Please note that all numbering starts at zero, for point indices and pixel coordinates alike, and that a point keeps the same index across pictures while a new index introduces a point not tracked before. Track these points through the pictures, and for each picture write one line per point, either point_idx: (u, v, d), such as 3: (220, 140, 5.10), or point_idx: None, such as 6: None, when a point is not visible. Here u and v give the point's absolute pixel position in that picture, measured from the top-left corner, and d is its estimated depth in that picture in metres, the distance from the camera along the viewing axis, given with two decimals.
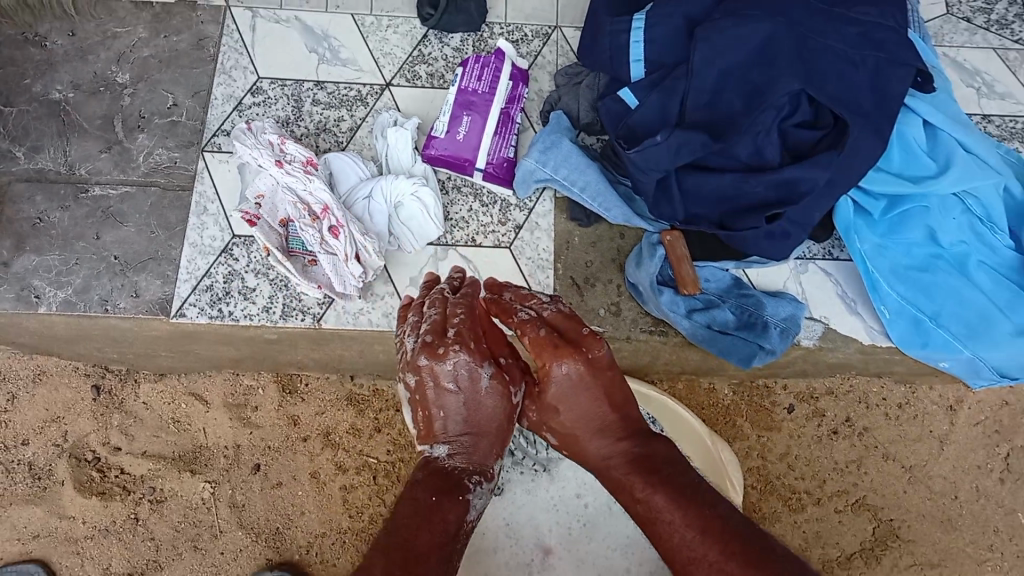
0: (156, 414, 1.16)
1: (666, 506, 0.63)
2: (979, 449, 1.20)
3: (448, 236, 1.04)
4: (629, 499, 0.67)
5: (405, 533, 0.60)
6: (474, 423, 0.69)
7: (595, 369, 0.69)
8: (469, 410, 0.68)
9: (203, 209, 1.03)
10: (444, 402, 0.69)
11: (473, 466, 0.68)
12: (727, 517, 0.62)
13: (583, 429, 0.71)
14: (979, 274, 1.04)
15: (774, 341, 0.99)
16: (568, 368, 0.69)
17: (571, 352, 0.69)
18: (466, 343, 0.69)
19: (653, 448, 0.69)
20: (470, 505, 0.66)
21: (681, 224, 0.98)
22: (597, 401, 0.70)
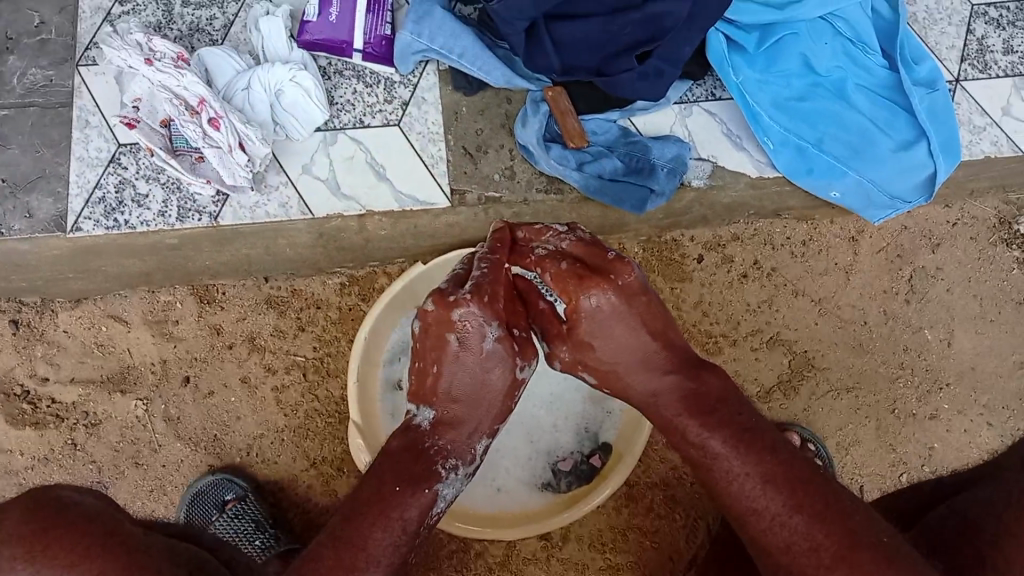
0: (79, 341, 1.16)
1: (723, 451, 0.72)
2: (884, 275, 1.25)
3: (336, 119, 1.05)
4: (686, 442, 0.76)
5: (362, 523, 0.72)
6: (465, 385, 0.82)
7: (627, 301, 0.80)
8: (464, 367, 0.82)
9: (86, 123, 1.02)
10: (454, 362, 0.82)
11: (451, 453, 0.81)
12: (791, 464, 0.70)
13: (622, 360, 0.82)
14: (856, 97, 1.07)
15: (661, 182, 1.02)
16: (596, 300, 0.80)
17: (597, 281, 0.80)
18: (478, 300, 0.81)
19: (705, 383, 0.78)
20: (435, 497, 0.77)
21: (557, 77, 0.99)
22: (639, 332, 0.81)
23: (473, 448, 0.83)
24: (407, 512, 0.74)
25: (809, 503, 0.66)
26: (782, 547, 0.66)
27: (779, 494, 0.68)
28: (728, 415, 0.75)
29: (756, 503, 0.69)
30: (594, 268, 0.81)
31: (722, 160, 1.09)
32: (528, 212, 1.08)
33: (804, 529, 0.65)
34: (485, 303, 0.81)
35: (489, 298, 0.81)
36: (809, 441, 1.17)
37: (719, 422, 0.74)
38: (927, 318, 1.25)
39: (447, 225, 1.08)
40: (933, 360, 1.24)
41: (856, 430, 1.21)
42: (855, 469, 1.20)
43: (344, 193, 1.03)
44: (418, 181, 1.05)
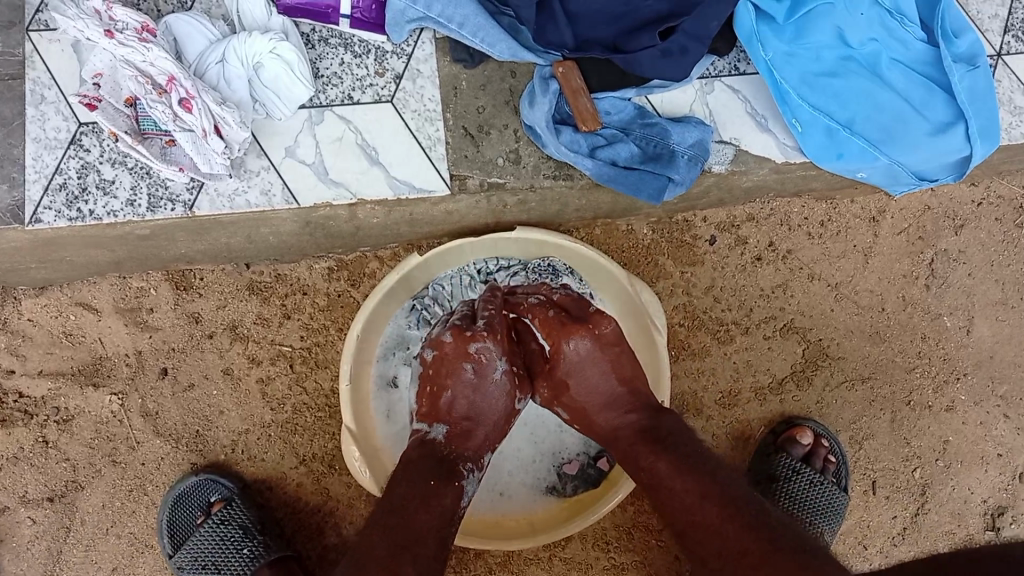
0: (45, 330, 1.07)
1: (670, 473, 0.73)
2: (904, 258, 1.19)
3: (321, 95, 0.95)
4: (637, 466, 0.77)
5: (405, 513, 0.69)
6: (478, 406, 0.81)
7: (604, 348, 0.83)
8: (477, 391, 0.81)
9: (41, 98, 0.91)
10: (465, 386, 0.81)
11: (468, 458, 0.79)
12: (729, 484, 0.71)
13: (593, 402, 0.83)
14: (891, 73, 0.98)
15: (682, 171, 0.94)
16: (580, 346, 0.83)
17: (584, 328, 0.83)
18: (490, 336, 0.83)
19: (659, 420, 0.79)
20: (463, 491, 0.76)
21: (570, 54, 0.90)
22: (608, 375, 0.83)
23: (483, 459, 0.81)
24: (446, 496, 0.73)
25: (741, 516, 0.67)
26: (715, 555, 0.66)
27: (714, 506, 0.69)
28: (676, 443, 0.76)
29: (692, 516, 0.69)
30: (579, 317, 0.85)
31: (746, 143, 1.00)
32: (534, 199, 0.99)
33: (734, 535, 0.66)
34: (498, 338, 0.83)
35: (500, 336, 0.84)
36: (823, 437, 1.12)
37: (665, 446, 0.76)
38: (947, 304, 1.19)
39: (445, 213, 0.99)
40: (952, 349, 1.19)
41: (870, 423, 1.16)
42: (868, 463, 1.15)
43: (332, 179, 0.94)
44: (414, 166, 0.95)
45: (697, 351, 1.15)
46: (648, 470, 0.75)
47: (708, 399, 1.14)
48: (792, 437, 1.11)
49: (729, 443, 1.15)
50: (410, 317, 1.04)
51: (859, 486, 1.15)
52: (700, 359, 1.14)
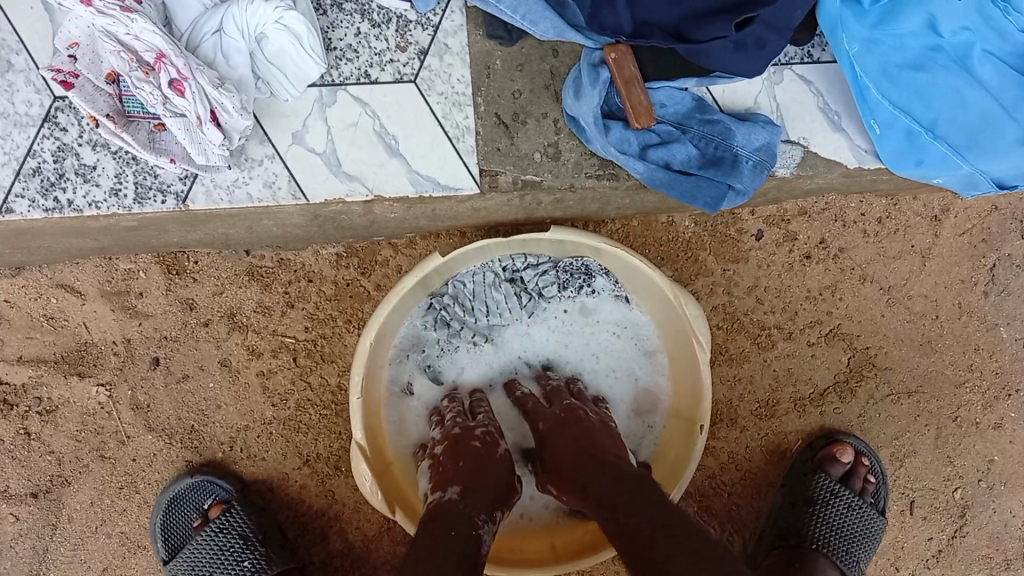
0: (25, 313, 0.97)
1: (613, 493, 0.60)
2: (964, 262, 1.09)
3: (334, 72, 0.82)
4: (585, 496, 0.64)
5: (421, 558, 0.58)
6: (480, 462, 0.72)
7: (560, 412, 0.80)
8: (478, 453, 0.74)
9: (8, 65, 0.79)
10: (467, 450, 0.75)
11: (482, 504, 0.67)
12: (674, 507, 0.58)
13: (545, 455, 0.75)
14: (983, 69, 0.85)
15: (745, 178, 0.82)
16: (546, 410, 0.81)
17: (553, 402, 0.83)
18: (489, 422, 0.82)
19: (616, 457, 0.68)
20: (483, 537, 0.63)
21: (627, 41, 0.77)
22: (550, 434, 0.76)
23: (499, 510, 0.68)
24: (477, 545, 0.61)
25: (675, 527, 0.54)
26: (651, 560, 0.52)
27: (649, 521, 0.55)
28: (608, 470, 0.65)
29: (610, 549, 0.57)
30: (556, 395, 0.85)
31: (815, 145, 0.89)
32: (572, 198, 0.88)
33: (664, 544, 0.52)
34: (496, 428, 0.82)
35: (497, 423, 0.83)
36: (863, 455, 1.05)
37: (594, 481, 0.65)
38: (1005, 313, 1.10)
39: (471, 209, 0.88)
40: (1006, 362, 1.10)
41: (913, 440, 1.08)
42: (907, 482, 1.08)
43: (346, 171, 0.82)
44: (440, 159, 0.83)
45: (735, 356, 1.06)
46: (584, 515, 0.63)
47: (744, 409, 1.06)
48: (831, 456, 1.03)
49: (762, 457, 1.07)
50: (427, 317, 0.94)
51: (895, 505, 1.08)
52: (738, 365, 1.06)
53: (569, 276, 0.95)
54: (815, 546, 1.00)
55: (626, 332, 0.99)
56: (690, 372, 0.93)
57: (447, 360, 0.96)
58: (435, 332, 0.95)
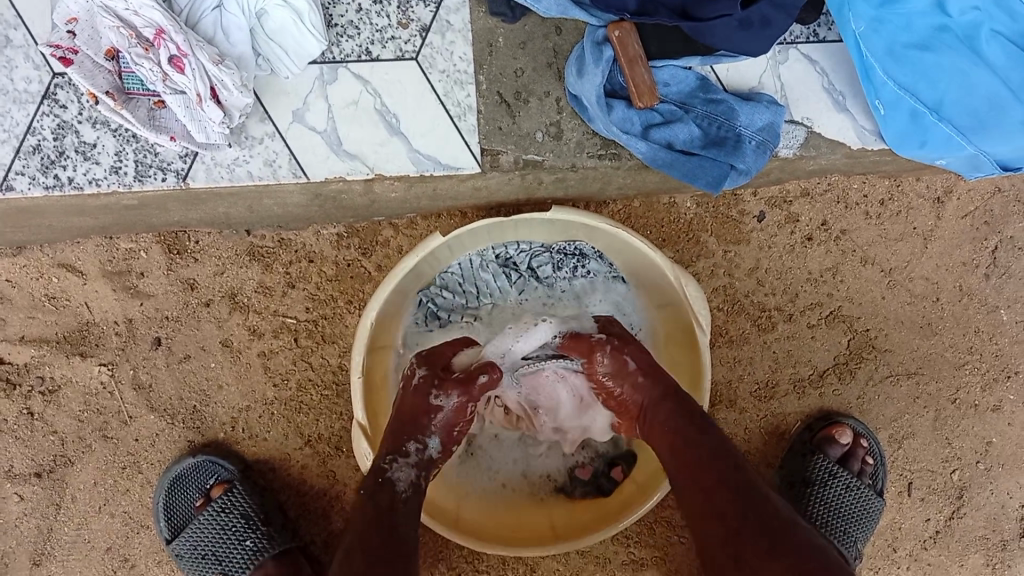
0: (27, 293, 0.97)
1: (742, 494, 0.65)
2: (966, 244, 1.09)
3: (335, 49, 0.82)
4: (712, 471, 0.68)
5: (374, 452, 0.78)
6: (411, 399, 0.80)
7: (648, 366, 0.80)
8: (418, 386, 0.81)
9: (6, 41, 0.78)
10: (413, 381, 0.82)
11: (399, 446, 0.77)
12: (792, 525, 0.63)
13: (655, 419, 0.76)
14: (990, 49, 0.84)
15: (747, 159, 0.82)
16: (635, 361, 0.80)
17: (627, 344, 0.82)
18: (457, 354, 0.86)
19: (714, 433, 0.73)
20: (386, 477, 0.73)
21: (631, 18, 0.77)
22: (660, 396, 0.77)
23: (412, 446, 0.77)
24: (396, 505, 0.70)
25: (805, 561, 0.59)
26: None
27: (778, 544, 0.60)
28: (744, 468, 0.67)
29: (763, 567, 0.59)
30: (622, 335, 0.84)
31: (820, 125, 0.88)
32: (574, 177, 0.88)
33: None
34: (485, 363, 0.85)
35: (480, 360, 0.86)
36: (862, 437, 1.04)
37: (731, 480, 0.66)
38: (1006, 296, 1.10)
39: (473, 188, 0.88)
40: (1006, 345, 1.10)
41: (912, 421, 1.09)
42: (906, 463, 1.08)
43: (346, 150, 0.82)
44: (442, 138, 0.83)
45: (735, 338, 1.06)
46: (720, 516, 0.64)
47: (743, 390, 1.06)
48: (829, 437, 1.03)
49: (760, 438, 1.07)
50: (419, 312, 0.96)
51: (893, 486, 1.08)
52: (738, 346, 1.06)
53: (563, 257, 0.97)
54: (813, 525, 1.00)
55: (621, 319, 0.99)
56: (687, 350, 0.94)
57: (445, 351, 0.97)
58: (431, 323, 0.96)
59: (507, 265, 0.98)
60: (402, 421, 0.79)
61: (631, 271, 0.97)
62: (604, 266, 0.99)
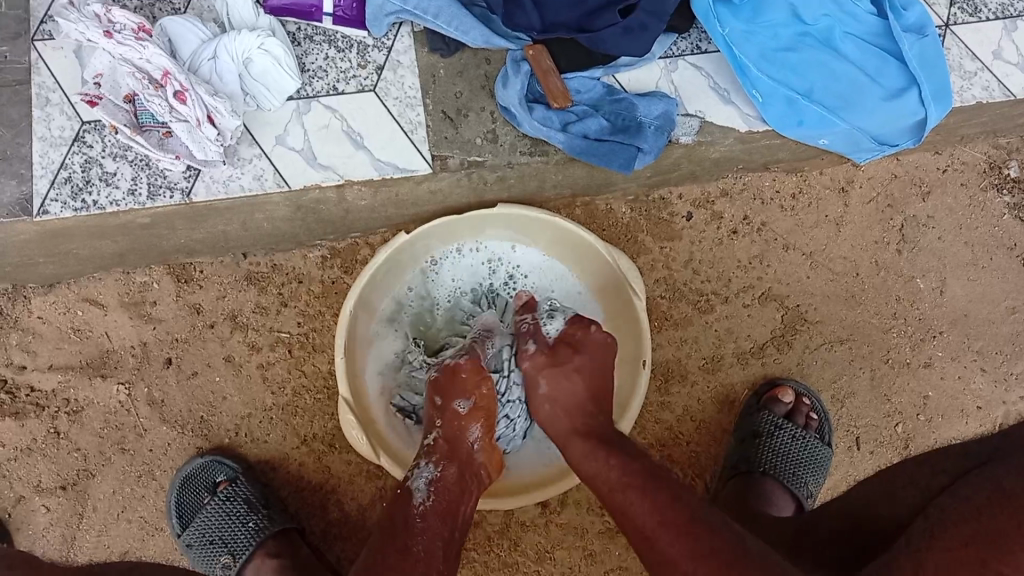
0: (55, 326, 1.10)
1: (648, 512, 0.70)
2: (875, 225, 1.23)
3: (308, 87, 1.00)
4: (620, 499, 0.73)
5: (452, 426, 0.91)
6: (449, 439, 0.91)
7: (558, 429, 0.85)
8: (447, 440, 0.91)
9: (46, 101, 0.98)
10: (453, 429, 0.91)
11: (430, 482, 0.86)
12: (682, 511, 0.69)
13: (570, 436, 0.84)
14: (846, 46, 1.03)
15: (649, 140, 1.01)
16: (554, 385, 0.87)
17: (581, 371, 0.88)
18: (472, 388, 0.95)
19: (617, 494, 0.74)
20: (414, 489, 0.85)
21: (540, 36, 0.94)
22: (577, 440, 0.82)
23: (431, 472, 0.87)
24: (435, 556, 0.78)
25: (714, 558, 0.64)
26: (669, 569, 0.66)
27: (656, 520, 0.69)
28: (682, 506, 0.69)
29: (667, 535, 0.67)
30: (564, 353, 0.89)
31: (710, 116, 1.07)
32: (512, 175, 1.06)
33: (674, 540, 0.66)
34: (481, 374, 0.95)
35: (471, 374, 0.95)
36: (804, 396, 1.19)
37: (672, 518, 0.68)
38: (920, 267, 1.24)
39: (429, 192, 1.06)
40: (926, 309, 1.24)
41: (850, 383, 1.22)
42: (851, 421, 1.22)
43: (320, 163, 1.00)
44: (397, 150, 1.01)
45: (679, 321, 1.19)
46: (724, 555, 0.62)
47: (692, 365, 1.19)
48: (774, 397, 1.18)
49: (713, 407, 1.20)
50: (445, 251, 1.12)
51: (843, 442, 1.22)
52: (682, 329, 1.19)
53: (560, 276, 1.14)
54: (764, 470, 1.14)
55: None
56: (626, 390, 1.08)
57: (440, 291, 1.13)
58: (441, 263, 1.12)
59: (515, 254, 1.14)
60: (456, 484, 0.87)
61: (611, 309, 1.12)
62: (586, 286, 1.14)
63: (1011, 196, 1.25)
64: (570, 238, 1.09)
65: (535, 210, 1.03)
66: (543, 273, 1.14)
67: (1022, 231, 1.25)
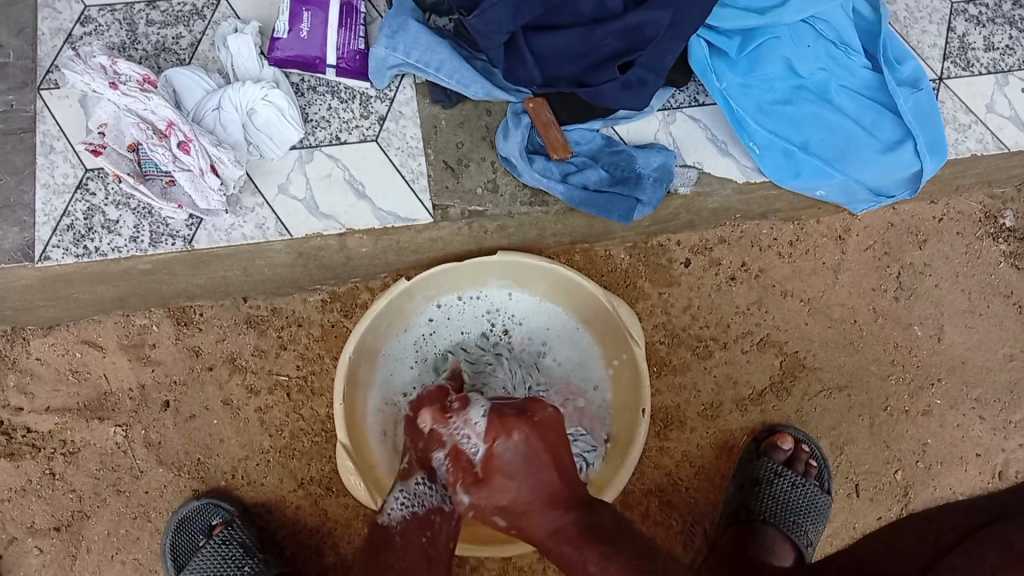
0: (53, 367, 1.10)
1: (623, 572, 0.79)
2: (872, 273, 1.23)
3: (311, 137, 1.01)
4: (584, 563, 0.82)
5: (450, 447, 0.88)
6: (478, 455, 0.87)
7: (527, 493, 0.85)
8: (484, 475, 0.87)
9: (51, 148, 0.99)
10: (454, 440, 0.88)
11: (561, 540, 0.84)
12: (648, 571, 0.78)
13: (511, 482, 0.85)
14: (841, 99, 1.04)
15: (648, 192, 1.02)
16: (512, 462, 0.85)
17: (538, 446, 0.85)
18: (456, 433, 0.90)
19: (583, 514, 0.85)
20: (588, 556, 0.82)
21: (538, 90, 0.96)
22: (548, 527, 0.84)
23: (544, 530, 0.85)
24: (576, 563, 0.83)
25: None
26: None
27: None
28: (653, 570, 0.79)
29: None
30: (516, 423, 0.85)
31: (708, 166, 1.08)
32: (512, 223, 1.07)
33: None
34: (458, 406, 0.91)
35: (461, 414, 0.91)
36: (803, 443, 1.19)
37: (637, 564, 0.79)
38: (917, 314, 1.24)
39: (429, 239, 1.07)
40: (924, 357, 1.24)
41: (849, 429, 1.23)
42: (850, 467, 1.22)
43: (322, 212, 1.01)
44: (399, 198, 1.02)
45: (678, 367, 1.19)
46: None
47: (690, 411, 1.19)
48: (773, 445, 1.18)
49: (712, 453, 1.20)
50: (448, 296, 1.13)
51: (843, 489, 1.22)
52: (680, 375, 1.19)
53: (560, 323, 1.14)
54: (765, 518, 1.15)
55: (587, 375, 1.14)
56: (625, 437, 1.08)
57: (443, 335, 1.13)
58: (442, 307, 1.13)
59: (517, 299, 1.14)
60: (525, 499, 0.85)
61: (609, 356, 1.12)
62: (585, 332, 1.14)
63: (1008, 243, 1.26)
64: (570, 284, 1.09)
65: (538, 258, 1.04)
66: (544, 318, 1.14)
67: (1019, 280, 1.26)
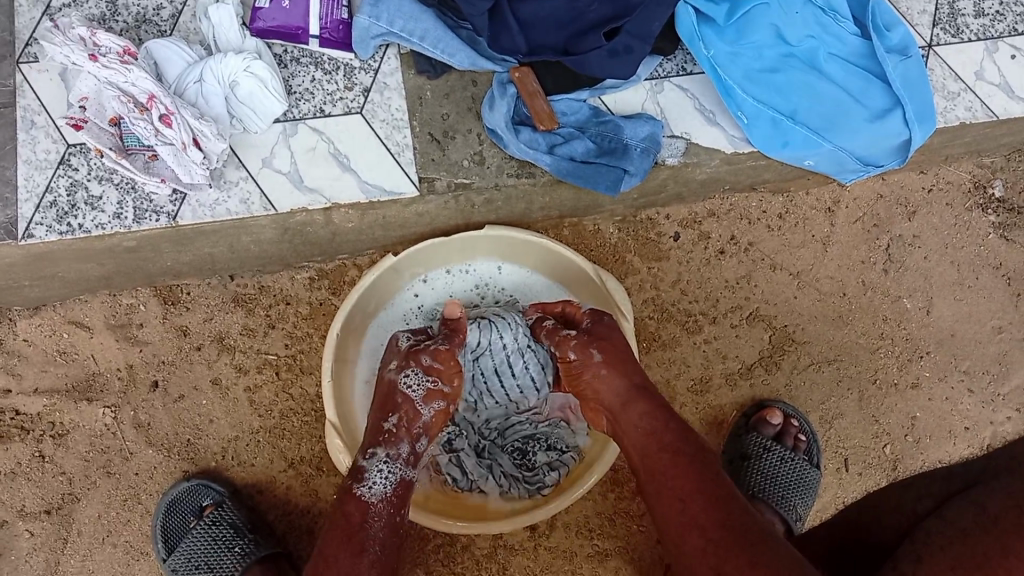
0: (41, 349, 1.09)
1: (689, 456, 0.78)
2: (862, 245, 1.23)
3: (295, 109, 1.00)
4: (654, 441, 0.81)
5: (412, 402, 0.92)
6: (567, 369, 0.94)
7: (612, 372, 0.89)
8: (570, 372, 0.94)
9: (31, 123, 0.98)
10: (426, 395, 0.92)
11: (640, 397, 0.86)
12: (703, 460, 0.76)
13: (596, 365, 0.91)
14: (830, 67, 1.03)
15: (635, 162, 1.02)
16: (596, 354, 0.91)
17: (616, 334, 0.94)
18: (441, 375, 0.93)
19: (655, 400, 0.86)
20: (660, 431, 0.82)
21: (524, 58, 0.95)
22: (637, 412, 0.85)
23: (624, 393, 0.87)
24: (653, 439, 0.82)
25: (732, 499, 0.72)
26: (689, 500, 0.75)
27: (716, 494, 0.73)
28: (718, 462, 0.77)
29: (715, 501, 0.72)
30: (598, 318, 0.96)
31: (696, 136, 1.07)
32: (500, 197, 1.07)
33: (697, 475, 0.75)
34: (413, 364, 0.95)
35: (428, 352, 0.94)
36: (792, 417, 1.19)
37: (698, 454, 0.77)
38: (906, 287, 1.24)
39: (416, 213, 1.06)
40: (913, 329, 1.24)
41: (838, 403, 1.23)
42: (839, 442, 1.22)
43: (307, 186, 1.00)
44: (385, 172, 1.02)
45: (667, 342, 1.19)
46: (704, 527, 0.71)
47: (680, 386, 1.19)
48: (762, 419, 1.18)
49: (702, 427, 1.20)
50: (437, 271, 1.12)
51: (832, 463, 1.22)
52: (670, 350, 1.19)
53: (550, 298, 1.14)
54: (753, 493, 1.15)
55: None
56: None
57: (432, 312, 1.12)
58: (431, 283, 1.13)
59: (506, 275, 1.14)
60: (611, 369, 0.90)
61: None
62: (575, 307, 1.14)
63: (996, 215, 1.26)
64: (558, 259, 1.08)
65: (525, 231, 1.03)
66: (534, 293, 1.14)
67: (1008, 252, 1.26)
